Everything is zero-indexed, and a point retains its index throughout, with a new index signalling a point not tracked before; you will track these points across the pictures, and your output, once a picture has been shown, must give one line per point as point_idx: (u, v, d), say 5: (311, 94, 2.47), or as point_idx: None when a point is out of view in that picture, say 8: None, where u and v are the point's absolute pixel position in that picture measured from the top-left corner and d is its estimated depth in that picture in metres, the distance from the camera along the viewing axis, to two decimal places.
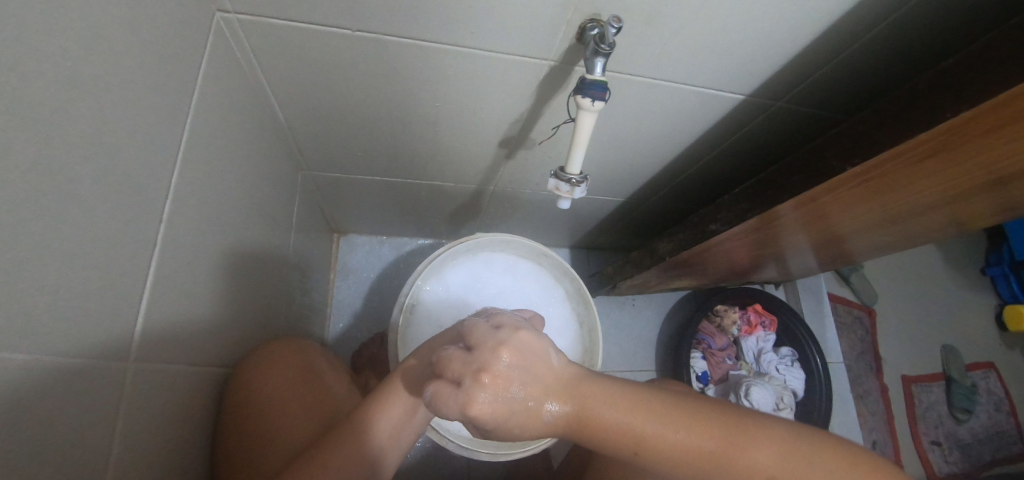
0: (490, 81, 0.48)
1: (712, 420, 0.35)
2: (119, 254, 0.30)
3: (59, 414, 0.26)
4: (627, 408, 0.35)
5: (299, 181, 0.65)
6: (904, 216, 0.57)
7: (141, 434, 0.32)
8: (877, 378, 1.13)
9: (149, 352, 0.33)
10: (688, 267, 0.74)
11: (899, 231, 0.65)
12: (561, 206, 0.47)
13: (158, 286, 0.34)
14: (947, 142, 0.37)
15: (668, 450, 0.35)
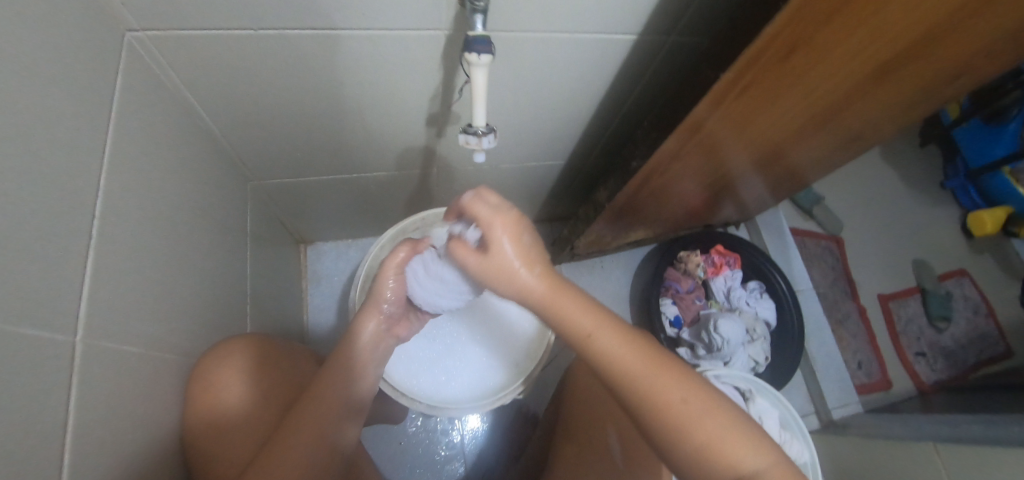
0: (397, 59, 0.50)
1: (646, 353, 0.45)
2: (71, 259, 0.33)
3: (47, 400, 0.29)
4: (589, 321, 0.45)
5: (251, 193, 0.68)
6: (811, 109, 0.58)
7: (114, 418, 0.36)
8: (854, 301, 1.21)
9: (111, 346, 0.36)
10: (634, 211, 0.76)
11: (820, 128, 0.66)
12: (476, 160, 0.49)
13: (111, 286, 0.37)
14: (798, 24, 0.38)
15: (613, 361, 0.44)
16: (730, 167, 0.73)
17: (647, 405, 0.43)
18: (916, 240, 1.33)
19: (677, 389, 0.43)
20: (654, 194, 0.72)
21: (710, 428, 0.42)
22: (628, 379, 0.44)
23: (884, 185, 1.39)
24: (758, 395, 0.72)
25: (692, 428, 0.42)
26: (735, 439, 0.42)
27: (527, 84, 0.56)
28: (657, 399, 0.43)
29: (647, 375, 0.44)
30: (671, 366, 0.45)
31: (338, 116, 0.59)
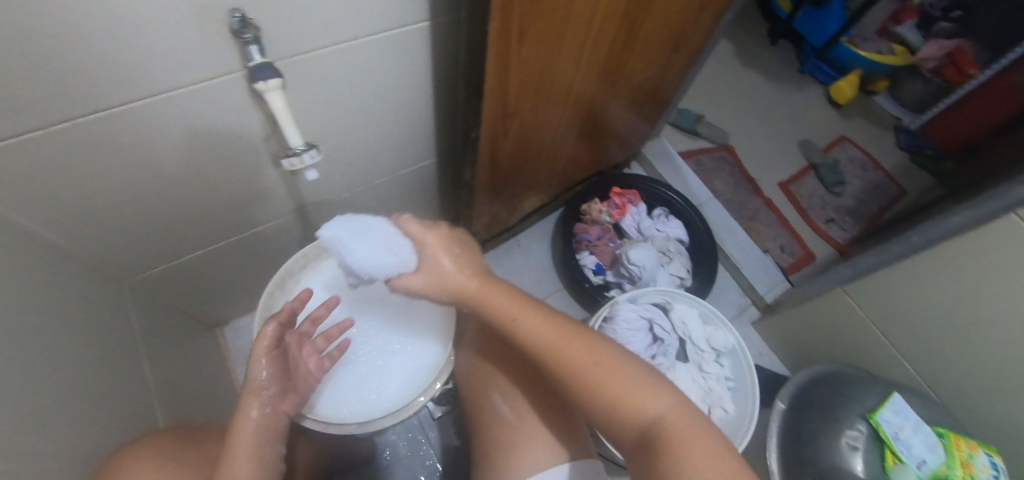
0: (207, 111, 0.50)
1: (572, 330, 0.51)
2: None
3: None
4: (524, 310, 0.53)
5: (129, 291, 0.67)
6: (604, 37, 0.62)
7: None
8: (759, 194, 1.29)
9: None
10: (508, 179, 0.79)
11: (631, 52, 0.72)
12: (308, 178, 0.51)
13: None
14: None
15: (536, 338, 0.51)
16: (573, 114, 0.78)
17: (570, 376, 0.49)
18: (794, 123, 1.45)
19: (595, 359, 0.48)
20: (516, 159, 0.75)
21: (619, 385, 0.47)
22: (552, 351, 0.50)
23: (750, 87, 1.51)
24: (675, 302, 0.76)
25: (603, 387, 0.47)
26: (642, 390, 0.46)
27: (349, 98, 0.59)
28: (576, 366, 0.49)
29: (569, 343, 0.49)
30: (595, 339, 0.51)
31: (183, 185, 0.59)
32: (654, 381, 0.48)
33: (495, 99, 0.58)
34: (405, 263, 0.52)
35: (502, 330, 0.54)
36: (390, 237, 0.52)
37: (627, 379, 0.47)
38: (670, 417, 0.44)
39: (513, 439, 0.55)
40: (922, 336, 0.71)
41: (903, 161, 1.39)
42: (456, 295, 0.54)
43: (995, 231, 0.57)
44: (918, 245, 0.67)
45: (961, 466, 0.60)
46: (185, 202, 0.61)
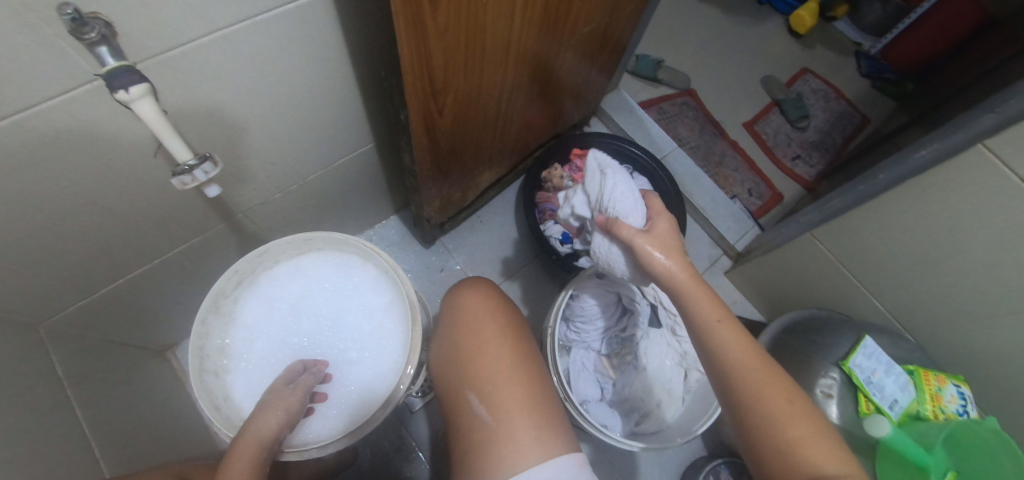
0: (76, 133, 0.42)
1: (762, 359, 0.46)
2: None
3: None
4: (716, 313, 0.48)
5: (50, 336, 0.60)
6: None
7: None
8: (724, 138, 1.26)
9: None
10: (456, 156, 0.73)
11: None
12: (210, 194, 0.44)
13: None
14: None
15: (729, 354, 0.46)
16: (514, 79, 0.70)
17: (747, 404, 0.44)
18: (756, 58, 1.40)
19: (771, 396, 0.44)
20: (457, 134, 0.68)
21: (797, 431, 0.42)
22: (738, 374, 0.45)
23: (708, 23, 1.43)
24: None
25: (785, 430, 0.42)
26: (823, 444, 0.41)
27: (251, 91, 0.51)
28: (762, 407, 0.43)
29: (745, 373, 0.45)
30: (772, 367, 0.46)
31: (80, 217, 0.51)
32: (825, 430, 0.43)
33: (420, 73, 0.50)
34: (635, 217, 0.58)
35: (699, 339, 0.49)
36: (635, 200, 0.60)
37: (810, 425, 0.42)
38: (855, 479, 0.39)
39: (490, 441, 0.47)
40: (889, 273, 0.71)
41: (865, 87, 1.37)
42: (669, 280, 0.50)
43: (962, 164, 0.55)
44: (883, 184, 0.64)
45: (930, 400, 0.62)
46: (83, 231, 0.53)
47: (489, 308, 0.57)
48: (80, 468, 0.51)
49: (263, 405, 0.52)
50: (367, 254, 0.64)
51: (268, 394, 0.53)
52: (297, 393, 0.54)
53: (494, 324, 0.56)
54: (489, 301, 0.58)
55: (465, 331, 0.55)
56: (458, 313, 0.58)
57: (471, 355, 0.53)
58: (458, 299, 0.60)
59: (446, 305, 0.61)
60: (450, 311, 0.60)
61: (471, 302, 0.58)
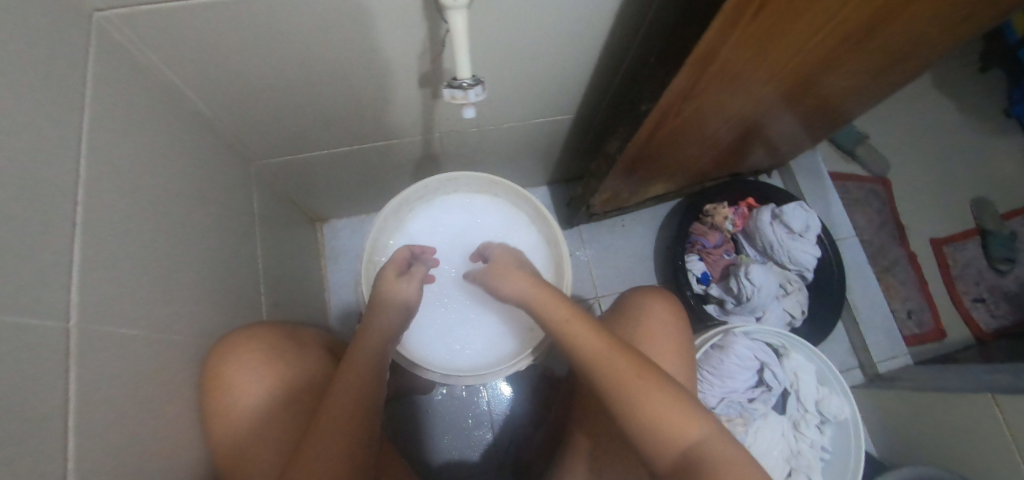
0: (371, 15, 0.46)
1: (631, 361, 0.42)
2: (65, 265, 0.33)
3: (24, 407, 0.28)
4: (569, 325, 0.46)
5: (254, 173, 0.67)
6: (845, 35, 0.52)
7: (107, 435, 0.34)
8: (904, 246, 1.11)
9: (100, 351, 0.35)
10: (651, 162, 0.71)
11: (857, 60, 0.60)
12: (466, 116, 0.45)
13: (91, 291, 0.35)
14: None
15: (586, 341, 0.44)
16: (748, 105, 0.65)
17: (593, 376, 0.42)
18: (986, 173, 1.18)
19: (628, 367, 0.41)
20: (671, 138, 0.66)
21: (658, 401, 0.39)
22: (612, 384, 0.41)
23: (944, 114, 1.23)
24: (793, 350, 0.66)
25: (644, 405, 0.39)
26: (675, 406, 0.39)
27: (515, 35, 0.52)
28: (608, 383, 0.41)
29: (593, 365, 0.42)
30: (643, 364, 0.42)
31: (322, 85, 0.56)
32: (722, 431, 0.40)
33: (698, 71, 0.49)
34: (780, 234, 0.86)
35: (561, 343, 0.46)
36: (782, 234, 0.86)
37: (702, 423, 0.39)
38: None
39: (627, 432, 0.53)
40: None
41: None
42: (527, 290, 0.51)
43: None
44: None
45: None
46: (322, 100, 0.58)
47: (670, 323, 0.59)
48: (245, 296, 0.58)
49: (383, 297, 0.54)
50: (538, 218, 0.63)
51: (385, 285, 0.55)
52: (404, 289, 0.55)
53: (669, 340, 0.58)
54: (672, 318, 0.60)
55: (646, 335, 0.58)
56: (639, 314, 0.60)
57: (641, 358, 0.56)
58: (639, 302, 0.61)
59: (626, 302, 0.63)
60: (629, 307, 0.62)
61: (654, 309, 0.60)
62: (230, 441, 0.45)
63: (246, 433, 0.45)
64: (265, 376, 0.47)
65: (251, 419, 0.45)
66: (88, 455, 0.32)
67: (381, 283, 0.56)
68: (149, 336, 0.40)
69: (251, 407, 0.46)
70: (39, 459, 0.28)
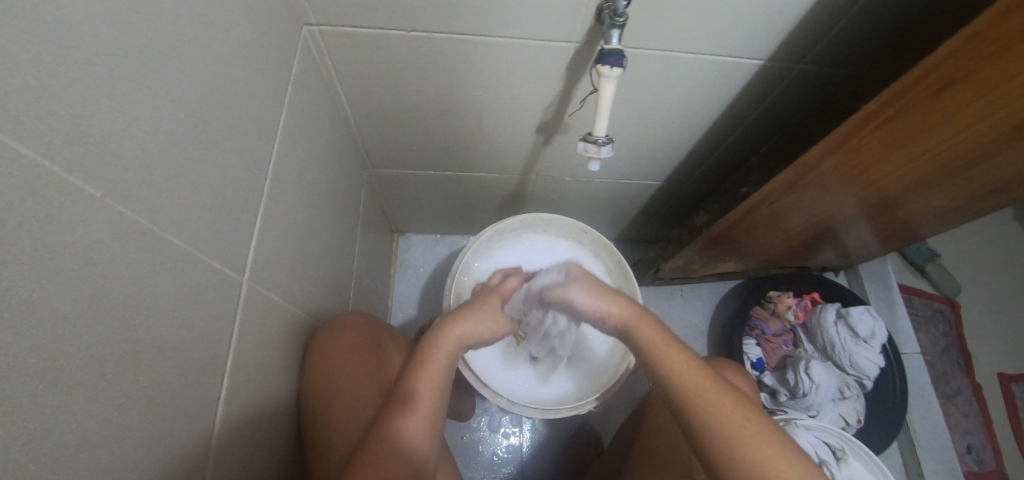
0: (522, 67, 0.54)
1: (722, 391, 0.41)
2: (250, 226, 0.39)
3: (206, 338, 0.33)
4: (669, 353, 0.45)
5: (367, 179, 0.74)
6: (950, 168, 0.55)
7: (246, 384, 0.38)
8: (968, 376, 1.06)
9: (256, 306, 0.40)
10: (732, 242, 0.74)
11: (954, 190, 0.63)
12: (591, 168, 0.50)
13: (259, 254, 0.40)
14: (955, 69, 0.38)
15: (691, 381, 0.42)
16: (838, 211, 0.68)
17: (691, 416, 0.41)
18: None
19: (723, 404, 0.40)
20: (758, 225, 0.69)
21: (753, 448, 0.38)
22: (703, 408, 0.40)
23: None
24: (852, 456, 0.65)
25: (738, 446, 0.38)
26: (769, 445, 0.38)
27: (635, 100, 0.58)
28: (704, 419, 0.40)
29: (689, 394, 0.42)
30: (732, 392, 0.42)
31: (454, 117, 0.63)
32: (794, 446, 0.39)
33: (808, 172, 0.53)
34: (845, 339, 0.84)
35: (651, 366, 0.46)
36: (847, 338, 0.84)
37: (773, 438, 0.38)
38: None
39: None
40: None
41: None
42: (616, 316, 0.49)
43: None
44: None
45: None
46: (448, 129, 0.65)
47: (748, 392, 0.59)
48: (341, 287, 0.63)
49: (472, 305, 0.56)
50: (618, 273, 0.67)
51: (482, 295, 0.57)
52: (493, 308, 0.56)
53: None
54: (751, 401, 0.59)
55: None
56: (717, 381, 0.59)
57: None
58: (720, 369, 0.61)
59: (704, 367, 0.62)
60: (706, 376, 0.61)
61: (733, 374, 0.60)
62: (318, 416, 0.47)
63: (332, 413, 0.47)
64: (348, 361, 0.51)
65: (338, 399, 0.48)
66: (234, 391, 0.37)
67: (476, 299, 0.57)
68: (283, 305, 0.45)
69: (340, 386, 0.49)
70: (201, 386, 0.33)
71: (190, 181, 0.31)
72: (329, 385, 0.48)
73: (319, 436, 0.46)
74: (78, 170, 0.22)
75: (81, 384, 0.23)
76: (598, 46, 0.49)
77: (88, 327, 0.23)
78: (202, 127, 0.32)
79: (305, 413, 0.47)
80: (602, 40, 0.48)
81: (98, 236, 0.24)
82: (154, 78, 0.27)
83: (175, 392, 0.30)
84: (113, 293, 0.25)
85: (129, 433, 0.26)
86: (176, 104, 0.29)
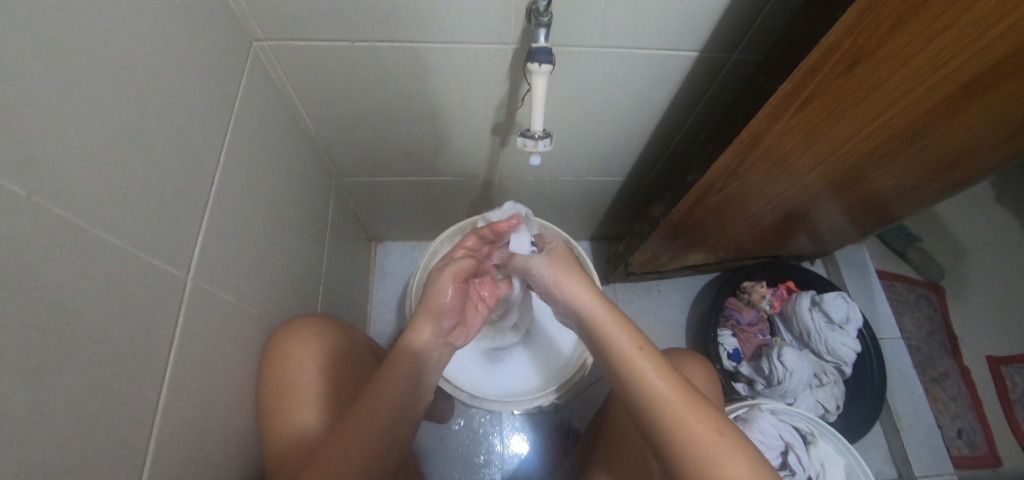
0: (466, 70, 0.56)
1: (676, 379, 0.41)
2: (195, 226, 0.41)
3: (146, 332, 0.35)
4: (631, 354, 0.43)
5: (335, 187, 0.77)
6: (888, 145, 0.57)
7: (192, 379, 0.40)
8: (954, 359, 1.06)
9: (203, 304, 0.41)
10: (693, 232, 0.76)
11: (900, 168, 0.64)
12: (532, 162, 0.52)
13: (206, 254, 0.42)
14: (861, 43, 0.40)
15: (646, 376, 0.41)
16: (794, 193, 0.69)
17: (625, 377, 0.43)
18: None
19: (688, 409, 0.39)
20: (713, 213, 0.71)
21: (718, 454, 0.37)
22: (648, 391, 0.41)
23: None
24: (821, 438, 0.65)
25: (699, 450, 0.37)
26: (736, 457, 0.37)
27: (581, 96, 0.60)
28: (667, 423, 0.39)
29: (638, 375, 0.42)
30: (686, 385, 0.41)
31: (410, 122, 0.65)
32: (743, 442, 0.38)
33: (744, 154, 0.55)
34: (818, 326, 0.85)
35: (613, 363, 0.44)
36: (820, 325, 0.85)
37: (718, 432, 0.38)
38: None
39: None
40: None
41: None
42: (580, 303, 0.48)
43: None
44: None
45: None
46: (406, 134, 0.68)
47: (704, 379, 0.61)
48: (307, 292, 0.65)
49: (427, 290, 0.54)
50: (579, 267, 0.69)
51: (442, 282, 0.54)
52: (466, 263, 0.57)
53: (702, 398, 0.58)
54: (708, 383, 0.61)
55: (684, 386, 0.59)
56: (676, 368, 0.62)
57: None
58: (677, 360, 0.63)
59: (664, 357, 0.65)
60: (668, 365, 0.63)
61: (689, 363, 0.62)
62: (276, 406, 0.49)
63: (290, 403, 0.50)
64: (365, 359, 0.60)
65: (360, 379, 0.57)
66: (179, 386, 0.38)
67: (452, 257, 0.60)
68: (237, 304, 0.47)
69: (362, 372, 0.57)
70: (141, 378, 0.34)
71: (124, 183, 0.33)
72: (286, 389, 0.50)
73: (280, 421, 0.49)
74: (3, 169, 0.25)
75: (10, 363, 0.25)
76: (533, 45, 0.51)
77: (14, 312, 0.25)
78: (136, 133, 0.34)
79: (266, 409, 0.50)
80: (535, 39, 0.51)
81: (26, 230, 0.26)
82: (83, 88, 0.30)
83: (111, 382, 0.32)
84: (39, 285, 0.27)
85: (62, 415, 0.28)
86: (109, 112, 0.32)
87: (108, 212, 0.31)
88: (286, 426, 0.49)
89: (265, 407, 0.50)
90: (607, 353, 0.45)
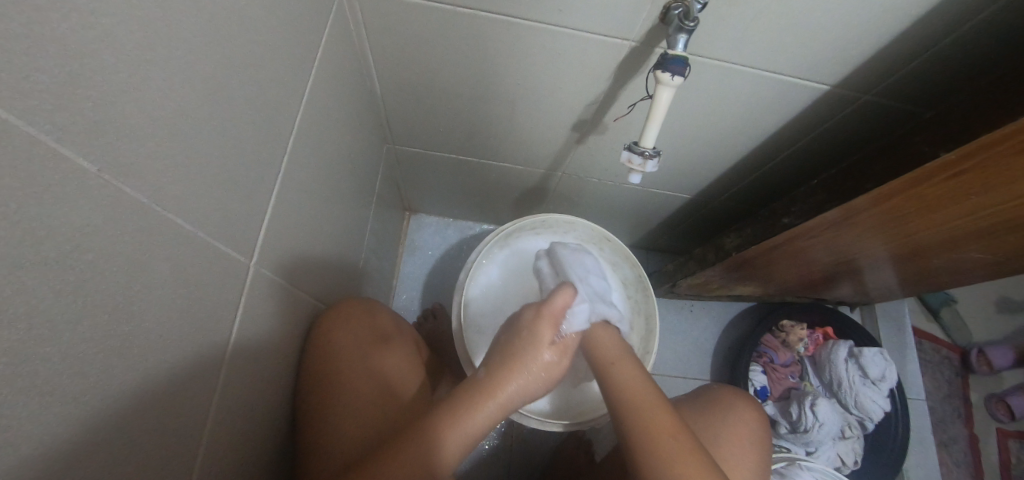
0: (570, 60, 0.49)
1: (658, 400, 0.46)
2: (262, 203, 0.35)
3: (208, 324, 0.30)
4: (621, 368, 0.49)
5: (385, 154, 0.70)
6: (1006, 232, 0.52)
7: (245, 373, 0.36)
8: (966, 426, 1.05)
9: (259, 290, 0.37)
10: (757, 269, 0.72)
11: (1002, 253, 0.59)
12: (631, 180, 0.47)
13: (269, 234, 0.37)
14: None
15: (630, 385, 0.48)
16: (876, 253, 0.65)
17: (607, 382, 0.49)
18: None
19: (660, 419, 0.44)
20: (786, 256, 0.67)
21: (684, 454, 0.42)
22: (626, 400, 0.46)
23: None
24: None
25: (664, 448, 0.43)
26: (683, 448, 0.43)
27: (684, 109, 0.54)
28: (638, 424, 0.44)
29: (623, 386, 0.48)
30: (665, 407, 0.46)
31: (487, 102, 0.58)
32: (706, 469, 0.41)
33: (861, 211, 0.50)
34: (851, 377, 0.82)
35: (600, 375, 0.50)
36: (853, 377, 0.82)
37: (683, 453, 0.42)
38: None
39: None
40: None
41: None
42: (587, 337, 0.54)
43: None
44: None
45: None
46: (478, 114, 0.61)
47: (754, 429, 0.58)
48: (347, 267, 0.60)
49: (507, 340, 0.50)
50: (636, 287, 0.64)
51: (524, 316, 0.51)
52: (534, 351, 0.48)
53: (743, 453, 0.56)
54: (757, 432, 0.58)
55: (729, 434, 0.57)
56: (727, 410, 0.59)
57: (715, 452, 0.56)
58: (730, 400, 0.60)
59: (714, 393, 0.62)
60: (716, 402, 0.60)
61: (743, 410, 0.59)
62: (320, 403, 0.45)
63: (335, 404, 0.45)
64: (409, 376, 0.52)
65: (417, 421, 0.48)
66: (232, 383, 0.34)
67: (524, 317, 0.51)
68: (287, 286, 0.42)
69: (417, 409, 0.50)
70: (198, 377, 0.30)
71: (200, 152, 0.27)
72: (319, 398, 0.45)
73: (321, 415, 0.44)
74: (69, 139, 0.19)
75: (62, 386, 0.20)
76: (657, 46, 0.45)
77: (71, 322, 0.20)
78: (217, 92, 0.28)
79: (303, 400, 0.45)
80: (663, 41, 0.44)
81: (94, 220, 0.21)
82: (168, 36, 0.23)
83: (169, 385, 0.27)
84: (105, 283, 0.22)
85: (116, 436, 0.24)
86: (194, 65, 0.26)
87: (180, 189, 0.26)
88: (319, 438, 0.44)
89: (302, 396, 0.45)
90: (599, 368, 0.51)
